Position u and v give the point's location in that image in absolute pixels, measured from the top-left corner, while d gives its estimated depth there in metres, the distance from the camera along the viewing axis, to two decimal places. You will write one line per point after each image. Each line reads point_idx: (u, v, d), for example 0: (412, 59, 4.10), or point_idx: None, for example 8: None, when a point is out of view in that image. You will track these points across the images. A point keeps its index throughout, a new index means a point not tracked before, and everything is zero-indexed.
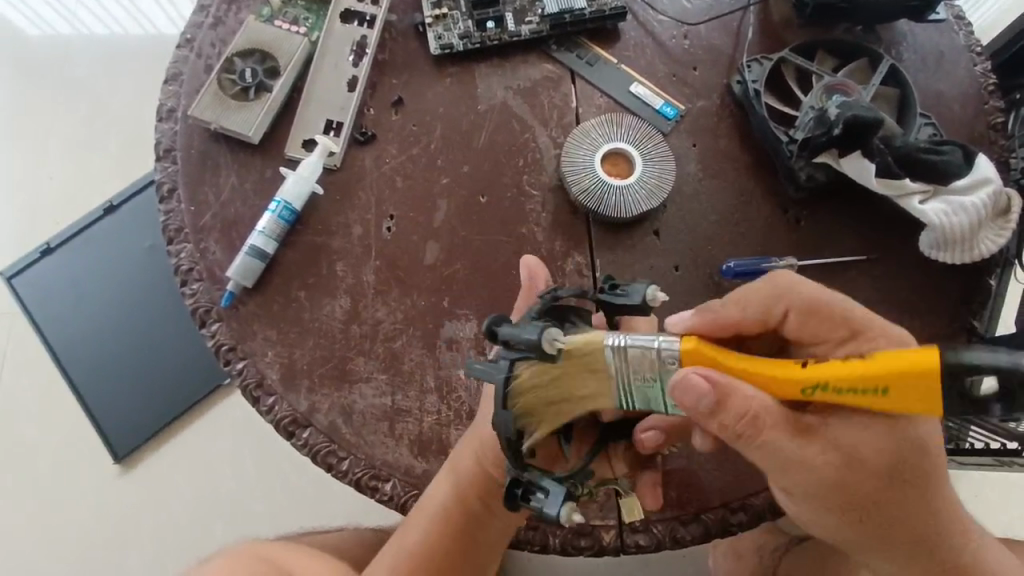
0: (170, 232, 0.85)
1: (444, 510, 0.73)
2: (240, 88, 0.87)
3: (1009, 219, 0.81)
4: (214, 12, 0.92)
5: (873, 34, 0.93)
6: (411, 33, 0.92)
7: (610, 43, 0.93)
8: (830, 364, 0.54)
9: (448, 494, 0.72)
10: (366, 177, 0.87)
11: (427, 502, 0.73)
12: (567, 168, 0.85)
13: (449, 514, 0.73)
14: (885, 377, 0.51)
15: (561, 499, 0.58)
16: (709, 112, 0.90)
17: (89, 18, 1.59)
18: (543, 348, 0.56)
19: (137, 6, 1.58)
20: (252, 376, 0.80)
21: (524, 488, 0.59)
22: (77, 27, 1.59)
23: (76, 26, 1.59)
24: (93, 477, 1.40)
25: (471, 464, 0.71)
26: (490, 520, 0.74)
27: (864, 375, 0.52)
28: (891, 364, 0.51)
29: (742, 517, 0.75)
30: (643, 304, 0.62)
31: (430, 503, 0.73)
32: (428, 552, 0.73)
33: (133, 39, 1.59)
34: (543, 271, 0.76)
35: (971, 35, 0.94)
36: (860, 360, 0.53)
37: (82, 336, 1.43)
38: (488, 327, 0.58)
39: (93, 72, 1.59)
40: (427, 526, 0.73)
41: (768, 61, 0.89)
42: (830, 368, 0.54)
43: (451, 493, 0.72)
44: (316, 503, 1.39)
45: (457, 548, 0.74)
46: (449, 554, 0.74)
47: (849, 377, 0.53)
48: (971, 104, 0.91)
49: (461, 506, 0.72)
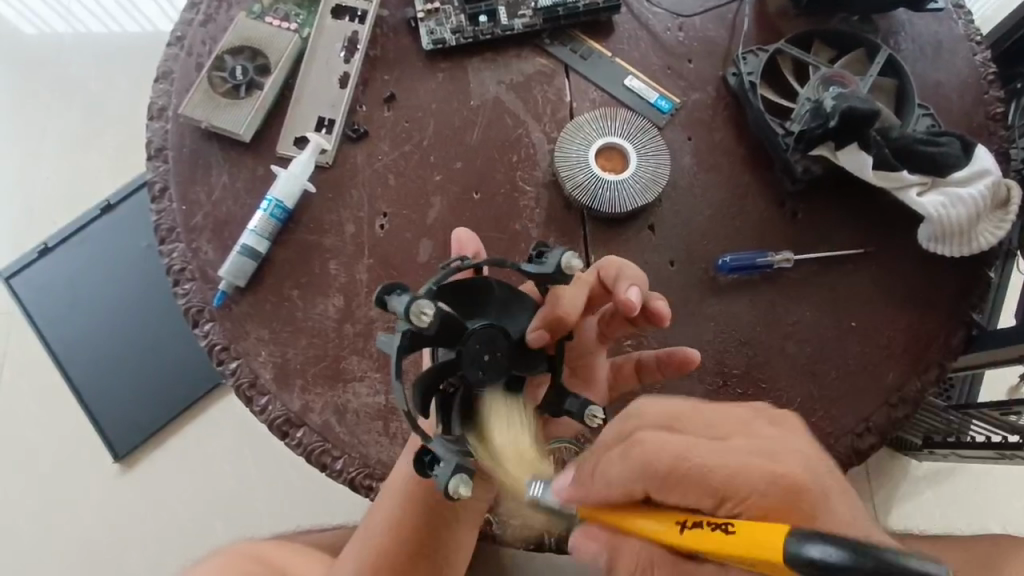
0: (163, 232, 0.85)
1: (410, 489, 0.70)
2: (230, 86, 0.86)
3: (1009, 212, 0.80)
4: (204, 9, 0.91)
5: (871, 24, 0.91)
6: (404, 28, 0.92)
7: (604, 36, 0.92)
8: (705, 533, 0.45)
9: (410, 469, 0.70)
10: (358, 174, 0.86)
11: (393, 483, 0.71)
12: (560, 164, 0.84)
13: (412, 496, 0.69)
14: (744, 555, 0.42)
15: (455, 468, 0.55)
16: (705, 105, 0.89)
17: (85, 15, 1.58)
18: (411, 318, 0.55)
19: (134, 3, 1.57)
20: (245, 376, 0.80)
21: (431, 456, 0.58)
22: (74, 25, 1.58)
23: (72, 23, 1.58)
24: (93, 477, 1.40)
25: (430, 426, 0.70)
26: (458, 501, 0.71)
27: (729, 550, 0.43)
28: (738, 539, 0.42)
29: None
30: (559, 271, 0.62)
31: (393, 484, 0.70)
32: (391, 541, 0.69)
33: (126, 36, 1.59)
34: (470, 242, 0.75)
35: (970, 24, 0.93)
36: (725, 530, 0.44)
37: (81, 336, 1.43)
38: (380, 296, 0.58)
39: (89, 70, 1.58)
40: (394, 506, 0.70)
41: (764, 53, 0.87)
42: (701, 537, 0.45)
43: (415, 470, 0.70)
44: (316, 500, 1.39)
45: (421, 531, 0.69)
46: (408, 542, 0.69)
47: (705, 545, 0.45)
48: (971, 93, 0.90)
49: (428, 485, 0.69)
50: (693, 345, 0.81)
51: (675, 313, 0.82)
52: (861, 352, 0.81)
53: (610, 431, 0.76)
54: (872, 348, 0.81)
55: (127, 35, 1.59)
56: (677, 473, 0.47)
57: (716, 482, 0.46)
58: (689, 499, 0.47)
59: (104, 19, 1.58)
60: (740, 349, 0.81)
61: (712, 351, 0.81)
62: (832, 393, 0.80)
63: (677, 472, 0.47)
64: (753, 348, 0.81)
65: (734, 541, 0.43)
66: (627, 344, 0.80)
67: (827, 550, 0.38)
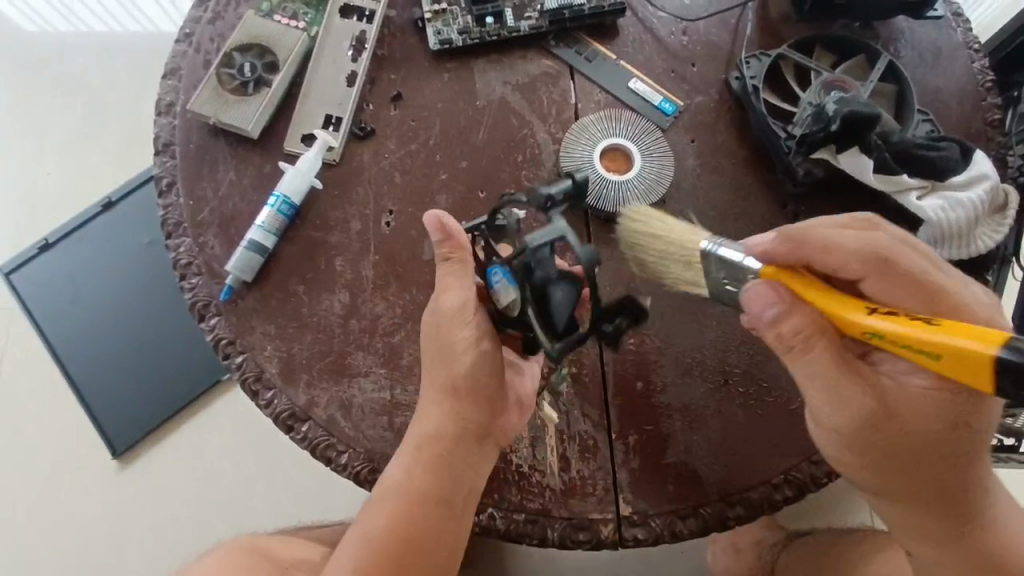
0: (170, 227, 0.85)
1: (409, 491, 0.70)
2: (239, 83, 0.87)
3: (1006, 215, 0.81)
4: (213, 7, 0.93)
5: (871, 30, 0.93)
6: (411, 28, 0.93)
7: (609, 39, 0.93)
8: (897, 321, 0.56)
9: (404, 467, 0.70)
10: (365, 171, 0.87)
11: (388, 484, 0.70)
12: (566, 163, 0.86)
13: (409, 493, 0.70)
14: (939, 344, 0.53)
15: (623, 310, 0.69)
16: (707, 108, 0.90)
17: (86, 13, 1.58)
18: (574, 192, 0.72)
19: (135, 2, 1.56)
20: (251, 370, 0.80)
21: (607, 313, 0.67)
22: (76, 24, 1.58)
23: (75, 23, 1.59)
24: (90, 472, 1.40)
25: (423, 421, 0.71)
26: (453, 497, 0.71)
27: (921, 337, 0.54)
28: (940, 333, 0.53)
29: (739, 510, 0.75)
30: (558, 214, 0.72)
31: (390, 482, 0.70)
32: (389, 541, 0.69)
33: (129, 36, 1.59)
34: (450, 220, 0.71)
35: (969, 31, 0.94)
36: (931, 324, 0.54)
37: (80, 331, 1.43)
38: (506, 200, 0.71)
39: (91, 68, 1.59)
40: (391, 506, 0.70)
41: (766, 57, 0.88)
42: (897, 329, 0.55)
43: (410, 466, 0.70)
44: (316, 495, 1.39)
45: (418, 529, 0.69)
46: (407, 540, 0.69)
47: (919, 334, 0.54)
48: (969, 100, 0.91)
49: (422, 488, 0.70)
50: (694, 344, 0.80)
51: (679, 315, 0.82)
52: None
53: (612, 427, 0.77)
54: None
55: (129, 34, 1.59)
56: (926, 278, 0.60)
57: (942, 296, 0.60)
58: (909, 303, 0.60)
59: (104, 17, 1.57)
60: None
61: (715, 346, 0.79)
62: None
63: (893, 261, 0.60)
64: (755, 346, 0.79)
65: (942, 328, 0.53)
66: (629, 342, 0.80)
67: (1008, 352, 0.49)
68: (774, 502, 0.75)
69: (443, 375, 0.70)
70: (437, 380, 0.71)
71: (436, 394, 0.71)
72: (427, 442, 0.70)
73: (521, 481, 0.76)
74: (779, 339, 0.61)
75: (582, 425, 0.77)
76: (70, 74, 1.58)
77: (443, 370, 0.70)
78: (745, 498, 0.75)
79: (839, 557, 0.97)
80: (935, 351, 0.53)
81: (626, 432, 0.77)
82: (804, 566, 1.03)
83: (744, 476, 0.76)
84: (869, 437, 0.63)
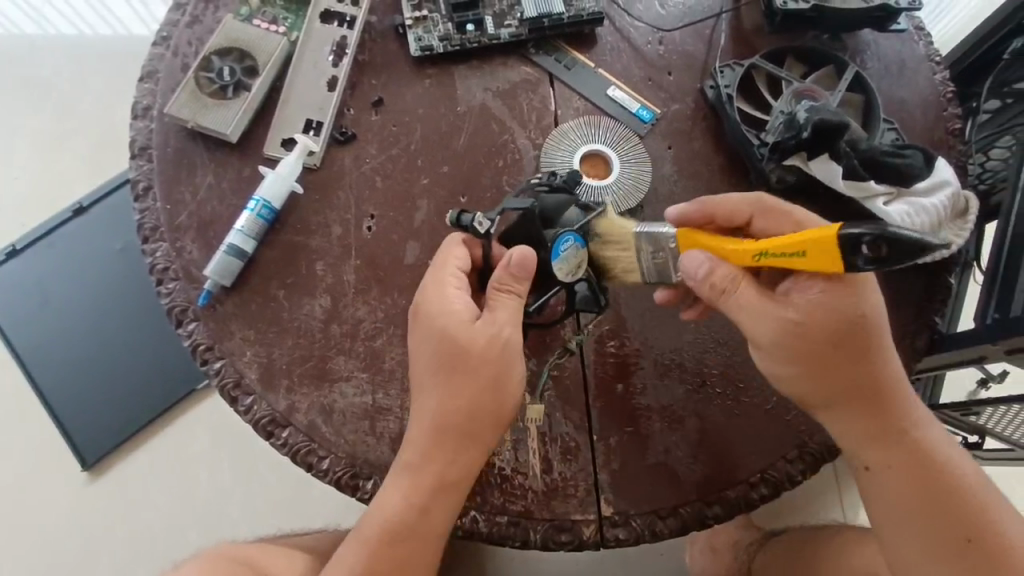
0: (146, 231, 0.84)
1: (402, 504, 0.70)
2: (218, 86, 0.86)
3: (968, 221, 0.83)
4: (191, 11, 0.93)
5: (839, 42, 0.96)
6: (392, 35, 0.94)
7: (587, 47, 0.95)
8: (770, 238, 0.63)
9: (407, 498, 0.70)
10: (346, 176, 0.87)
11: (386, 508, 0.70)
12: (546, 168, 0.88)
13: (408, 524, 0.70)
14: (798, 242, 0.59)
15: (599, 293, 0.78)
16: (683, 116, 0.93)
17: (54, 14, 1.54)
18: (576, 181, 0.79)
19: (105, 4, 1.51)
20: (230, 376, 0.79)
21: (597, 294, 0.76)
22: (44, 27, 1.54)
23: (43, 26, 1.55)
24: (59, 484, 1.37)
25: (438, 454, 0.70)
26: (436, 507, 0.70)
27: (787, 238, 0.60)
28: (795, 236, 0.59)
29: (718, 509, 0.76)
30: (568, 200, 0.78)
31: (387, 509, 0.70)
32: (383, 547, 0.69)
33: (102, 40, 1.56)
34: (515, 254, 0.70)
35: (930, 44, 0.98)
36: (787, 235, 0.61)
37: (51, 339, 1.40)
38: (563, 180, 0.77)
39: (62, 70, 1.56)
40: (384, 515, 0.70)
41: (740, 67, 0.91)
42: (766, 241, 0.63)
43: (408, 493, 0.70)
44: (294, 503, 1.37)
45: (405, 536, 0.70)
46: (393, 551, 0.69)
47: (781, 240, 0.61)
48: (932, 110, 0.95)
49: (410, 500, 0.70)
50: (673, 345, 0.81)
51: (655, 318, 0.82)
52: None
53: (594, 428, 0.78)
54: None
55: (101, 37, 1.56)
56: (773, 211, 0.72)
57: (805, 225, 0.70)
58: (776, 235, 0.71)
59: (71, 17, 1.54)
60: (721, 351, 0.81)
61: (691, 350, 0.81)
62: None
63: (761, 204, 0.73)
64: (731, 349, 0.81)
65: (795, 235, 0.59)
66: (609, 346, 0.81)
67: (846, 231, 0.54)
68: (751, 501, 0.77)
69: (452, 393, 0.70)
70: (443, 402, 0.70)
71: (436, 410, 0.70)
72: (441, 476, 0.70)
73: (504, 484, 0.76)
74: (713, 288, 0.67)
75: (561, 428, 0.78)
76: (38, 79, 1.55)
77: (455, 390, 0.70)
78: (722, 496, 0.77)
79: (811, 556, 1.00)
80: (794, 249, 0.59)
81: (607, 433, 0.78)
82: (777, 562, 1.06)
83: (723, 475, 0.77)
84: (795, 333, 0.66)
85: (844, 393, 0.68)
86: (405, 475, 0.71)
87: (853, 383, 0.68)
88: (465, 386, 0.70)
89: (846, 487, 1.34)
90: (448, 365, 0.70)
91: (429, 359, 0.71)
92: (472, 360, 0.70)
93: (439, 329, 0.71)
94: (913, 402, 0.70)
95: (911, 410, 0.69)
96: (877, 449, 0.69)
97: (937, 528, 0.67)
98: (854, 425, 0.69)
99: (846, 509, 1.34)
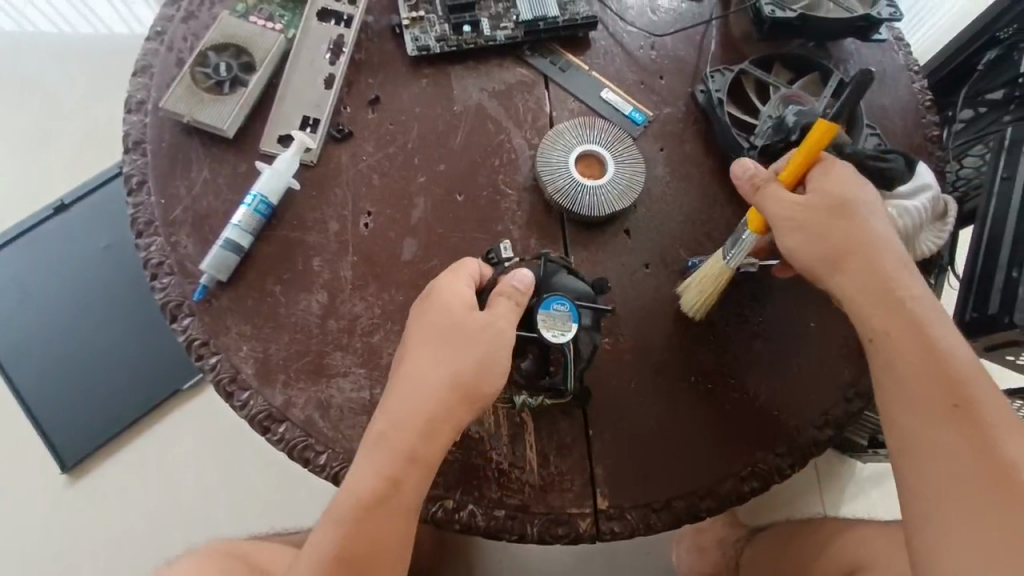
0: (140, 226, 0.83)
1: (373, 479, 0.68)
2: (214, 82, 0.86)
3: (947, 223, 0.88)
4: (186, 6, 0.93)
5: (824, 50, 1.00)
6: (388, 34, 0.95)
7: (581, 50, 0.97)
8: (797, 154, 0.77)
9: (379, 473, 0.68)
10: (343, 173, 0.87)
11: (359, 470, 0.68)
12: (542, 168, 0.87)
13: (380, 501, 0.67)
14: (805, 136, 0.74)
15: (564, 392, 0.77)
16: (675, 119, 0.95)
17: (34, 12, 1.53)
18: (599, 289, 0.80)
19: (86, 3, 1.52)
20: (225, 371, 0.78)
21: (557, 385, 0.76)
22: (22, 24, 1.54)
23: (23, 24, 1.54)
24: (37, 488, 1.34)
25: (414, 428, 0.69)
26: (405, 489, 0.68)
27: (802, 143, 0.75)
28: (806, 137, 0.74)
29: (711, 502, 0.78)
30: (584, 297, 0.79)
31: (359, 485, 0.67)
32: (356, 513, 0.67)
33: (82, 38, 1.55)
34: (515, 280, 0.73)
35: (909, 55, 1.02)
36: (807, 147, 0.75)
37: (31, 338, 1.37)
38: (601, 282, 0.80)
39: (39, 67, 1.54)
40: (360, 480, 0.68)
41: (729, 72, 0.94)
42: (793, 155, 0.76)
43: (382, 469, 0.68)
44: (280, 505, 1.36)
45: (376, 511, 0.67)
46: (366, 522, 0.67)
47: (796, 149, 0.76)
48: (911, 118, 0.99)
49: (385, 478, 0.68)
50: (666, 342, 0.83)
51: (648, 316, 0.84)
52: (819, 350, 0.84)
53: (589, 423, 0.79)
54: (829, 346, 0.84)
55: (81, 36, 1.55)
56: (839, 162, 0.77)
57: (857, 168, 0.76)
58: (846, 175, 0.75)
59: (53, 18, 1.53)
60: (712, 348, 0.83)
61: (683, 347, 0.83)
62: (798, 390, 0.82)
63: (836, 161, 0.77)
64: (722, 345, 0.83)
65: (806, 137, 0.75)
66: (605, 342, 0.83)
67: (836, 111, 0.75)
68: (742, 493, 0.78)
69: (450, 370, 0.70)
70: (435, 374, 0.70)
71: (426, 380, 0.70)
72: (416, 448, 0.69)
73: (501, 478, 0.77)
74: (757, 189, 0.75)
75: (557, 422, 0.79)
76: (17, 75, 1.53)
77: (451, 366, 0.71)
78: (715, 490, 0.78)
79: (800, 548, 1.02)
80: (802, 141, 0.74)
81: (602, 428, 0.79)
82: (762, 557, 1.09)
83: (716, 468, 0.79)
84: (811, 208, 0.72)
85: (846, 257, 0.72)
86: (376, 450, 0.69)
87: (856, 252, 0.72)
88: (473, 357, 0.70)
89: (826, 487, 1.39)
90: (447, 335, 0.71)
91: (424, 338, 0.72)
92: (468, 337, 0.71)
93: (438, 308, 0.72)
94: (916, 277, 0.72)
95: (915, 282, 0.72)
96: (881, 314, 0.70)
97: (937, 392, 0.66)
98: (860, 288, 0.71)
99: (826, 508, 1.38)
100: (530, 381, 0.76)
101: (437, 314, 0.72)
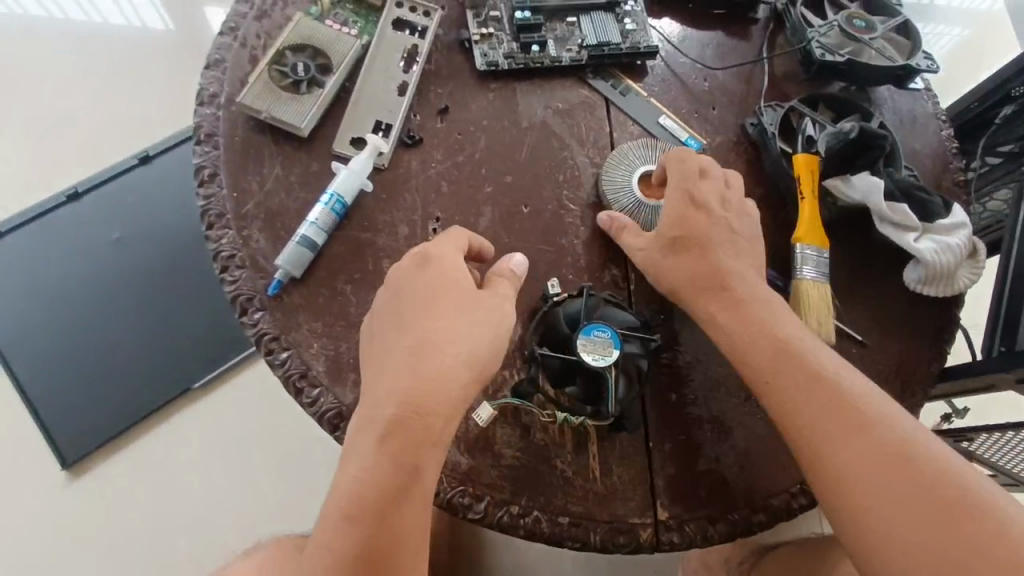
0: (211, 217, 0.83)
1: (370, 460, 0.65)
2: (291, 81, 0.87)
3: (980, 261, 0.92)
4: (259, 5, 0.94)
5: (864, 94, 1.06)
6: (457, 48, 0.97)
7: (640, 77, 1.01)
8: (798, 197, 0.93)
9: (375, 454, 0.66)
10: (412, 178, 0.89)
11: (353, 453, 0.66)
12: (607, 189, 0.91)
13: (385, 483, 0.65)
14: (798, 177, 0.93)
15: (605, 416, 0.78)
16: (728, 148, 1.00)
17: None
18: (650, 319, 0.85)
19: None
20: (296, 368, 0.78)
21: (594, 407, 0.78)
22: (12, 7, 1.55)
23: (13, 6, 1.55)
24: (36, 484, 1.29)
25: (409, 397, 0.67)
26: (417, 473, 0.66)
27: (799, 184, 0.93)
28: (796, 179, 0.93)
29: (763, 516, 0.81)
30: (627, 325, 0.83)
31: (362, 469, 0.65)
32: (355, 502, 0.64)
33: (72, 26, 1.55)
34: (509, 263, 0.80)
35: (937, 105, 1.09)
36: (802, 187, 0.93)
37: (38, 328, 1.33)
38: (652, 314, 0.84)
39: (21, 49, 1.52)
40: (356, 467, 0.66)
41: (780, 108, 0.99)
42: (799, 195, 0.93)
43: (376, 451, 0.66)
44: (288, 510, 1.32)
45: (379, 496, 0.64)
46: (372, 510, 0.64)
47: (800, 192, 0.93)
48: (940, 162, 1.05)
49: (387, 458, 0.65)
50: (721, 360, 0.86)
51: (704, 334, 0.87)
52: None
53: (650, 435, 0.82)
54: None
55: (72, 23, 1.55)
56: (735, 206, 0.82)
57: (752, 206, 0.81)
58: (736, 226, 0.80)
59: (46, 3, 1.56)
60: None
61: None
62: None
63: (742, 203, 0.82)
64: None
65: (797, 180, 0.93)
66: (664, 357, 0.85)
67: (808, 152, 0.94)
68: (792, 508, 0.81)
69: (458, 339, 0.70)
70: (435, 341, 0.70)
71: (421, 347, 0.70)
72: (416, 421, 0.67)
73: (567, 485, 0.78)
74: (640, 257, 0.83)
75: (619, 431, 0.81)
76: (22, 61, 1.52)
77: (457, 334, 0.70)
78: (768, 504, 0.81)
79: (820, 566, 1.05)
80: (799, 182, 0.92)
81: (663, 439, 0.81)
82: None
83: (768, 483, 0.82)
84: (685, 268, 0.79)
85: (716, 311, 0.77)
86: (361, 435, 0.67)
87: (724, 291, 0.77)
88: (478, 322, 0.72)
89: None
90: (452, 302, 0.72)
91: (430, 305, 0.72)
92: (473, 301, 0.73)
93: (440, 277, 0.73)
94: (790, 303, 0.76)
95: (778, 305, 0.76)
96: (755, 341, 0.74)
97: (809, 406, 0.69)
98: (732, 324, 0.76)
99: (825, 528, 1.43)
100: (573, 404, 0.78)
101: (428, 287, 0.73)
